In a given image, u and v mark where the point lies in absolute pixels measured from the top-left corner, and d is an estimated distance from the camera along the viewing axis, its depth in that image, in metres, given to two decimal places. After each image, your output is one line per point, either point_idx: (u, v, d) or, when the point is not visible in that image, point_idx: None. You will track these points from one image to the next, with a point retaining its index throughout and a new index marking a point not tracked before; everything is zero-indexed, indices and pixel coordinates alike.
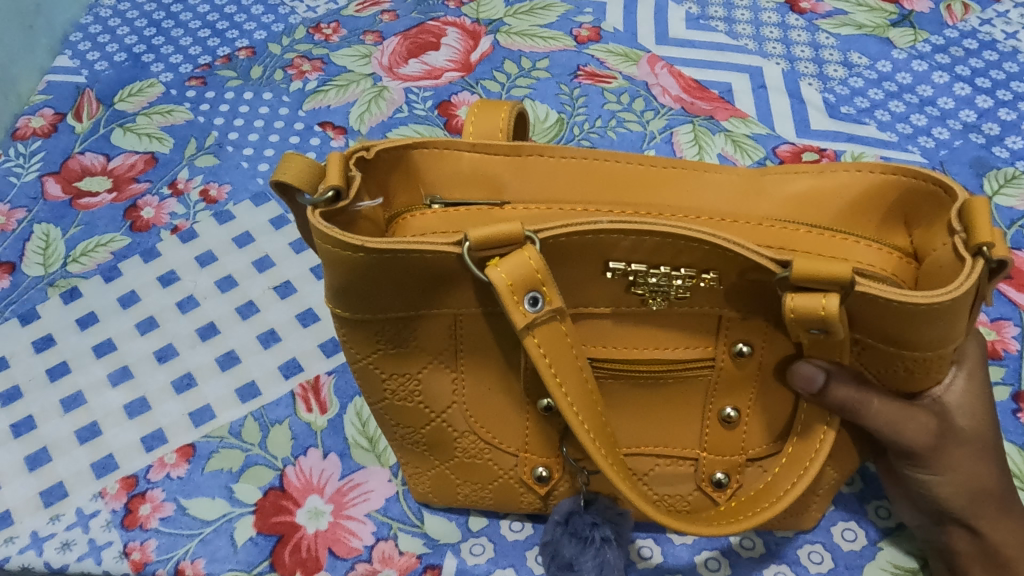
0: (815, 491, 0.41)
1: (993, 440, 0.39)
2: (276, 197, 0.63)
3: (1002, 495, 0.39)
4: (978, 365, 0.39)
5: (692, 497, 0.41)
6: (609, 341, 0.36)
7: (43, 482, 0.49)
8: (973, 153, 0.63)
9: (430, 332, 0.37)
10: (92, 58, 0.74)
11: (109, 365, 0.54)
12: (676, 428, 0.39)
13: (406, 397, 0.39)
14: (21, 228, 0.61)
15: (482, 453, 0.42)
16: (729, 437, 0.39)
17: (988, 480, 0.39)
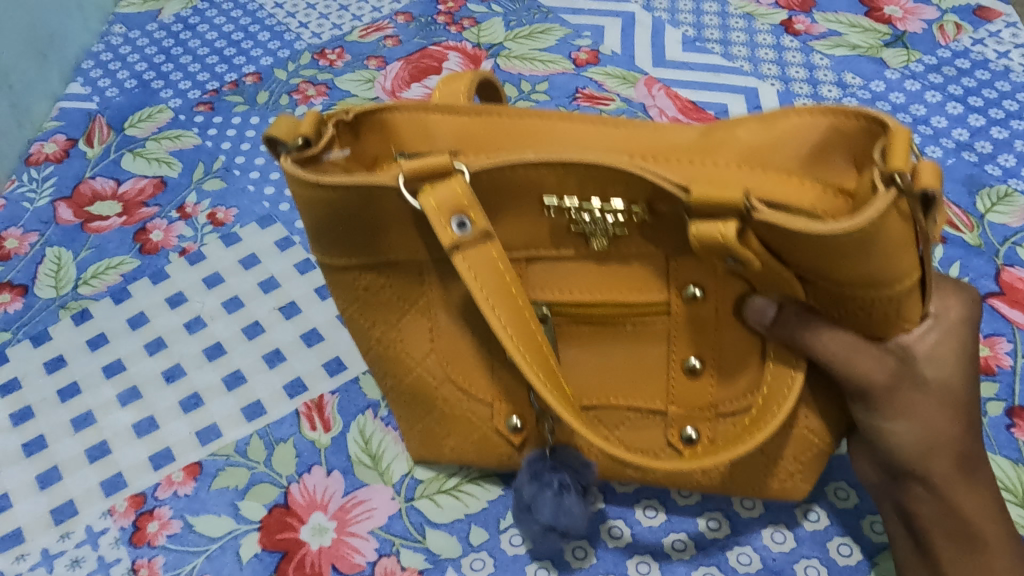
0: (795, 452, 0.42)
1: (970, 403, 0.38)
2: (281, 219, 0.64)
3: (967, 456, 0.38)
4: (960, 323, 0.38)
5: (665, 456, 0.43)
6: (562, 288, 0.38)
7: (53, 500, 0.50)
8: (966, 171, 0.64)
9: (400, 277, 0.39)
10: (103, 85, 0.76)
11: (119, 385, 0.55)
12: (643, 380, 0.41)
13: (390, 344, 0.43)
14: (34, 252, 0.63)
15: (459, 401, 0.44)
16: (697, 390, 0.40)
17: (952, 438, 0.37)
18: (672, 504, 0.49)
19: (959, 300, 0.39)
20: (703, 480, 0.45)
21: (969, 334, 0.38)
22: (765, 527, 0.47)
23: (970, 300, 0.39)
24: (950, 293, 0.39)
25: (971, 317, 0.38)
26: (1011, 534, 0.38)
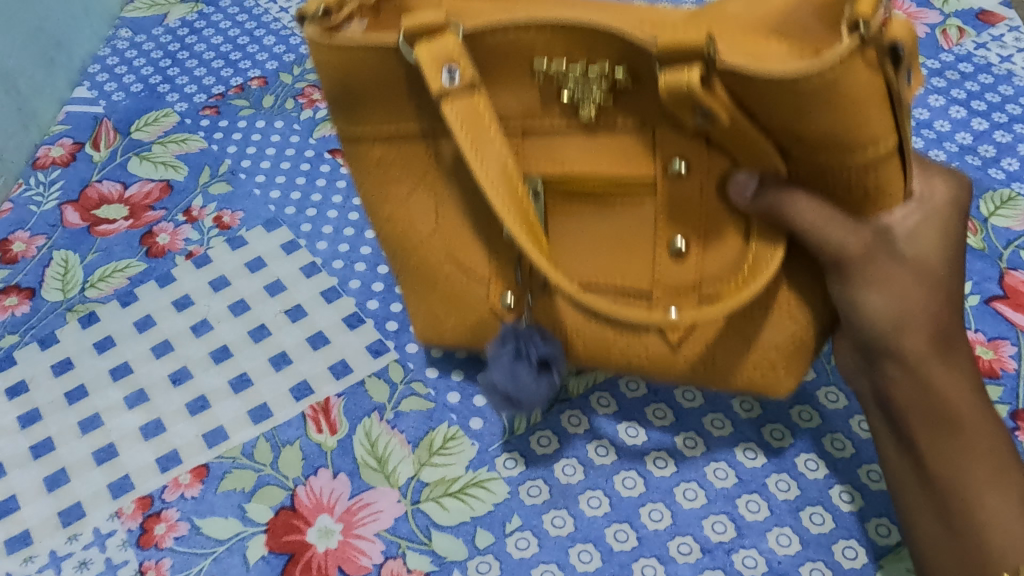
0: (778, 342, 0.43)
1: (950, 281, 0.39)
2: (287, 223, 0.64)
3: (943, 335, 0.39)
4: (945, 202, 0.39)
5: (651, 339, 0.45)
6: (553, 160, 0.40)
7: (61, 502, 0.51)
8: (969, 175, 0.64)
9: (407, 150, 0.42)
10: (110, 88, 0.76)
11: (126, 388, 0.55)
12: (630, 258, 0.43)
13: (396, 218, 0.45)
14: (41, 255, 0.63)
15: (460, 279, 0.47)
16: (681, 274, 0.42)
17: (926, 313, 0.39)
18: (678, 507, 0.48)
19: (947, 180, 0.40)
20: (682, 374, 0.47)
21: (952, 214, 0.39)
22: (771, 530, 0.47)
23: (959, 182, 0.41)
24: (939, 173, 0.40)
25: (958, 200, 0.40)
26: (988, 416, 0.39)
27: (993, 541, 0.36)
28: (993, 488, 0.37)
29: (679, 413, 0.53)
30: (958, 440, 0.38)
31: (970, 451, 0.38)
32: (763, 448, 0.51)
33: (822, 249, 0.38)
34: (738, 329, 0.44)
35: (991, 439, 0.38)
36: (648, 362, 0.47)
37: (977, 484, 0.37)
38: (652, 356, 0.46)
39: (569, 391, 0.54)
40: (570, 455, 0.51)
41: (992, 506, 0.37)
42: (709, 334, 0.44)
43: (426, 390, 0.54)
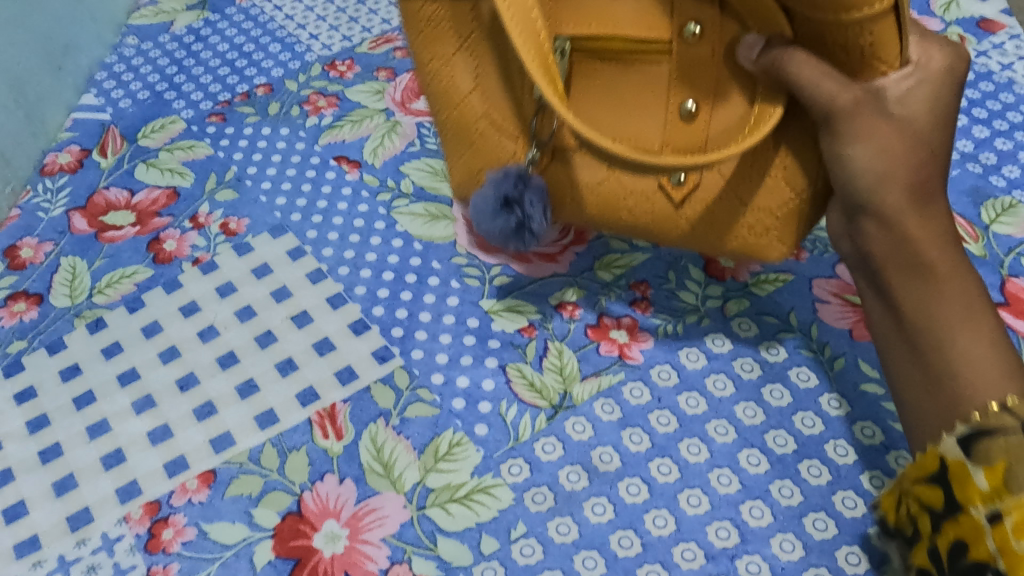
0: (773, 207, 0.48)
1: (936, 140, 0.41)
2: (293, 229, 0.65)
3: (920, 183, 0.41)
4: (938, 69, 0.42)
5: (656, 197, 0.51)
6: (582, 23, 0.45)
7: (69, 507, 0.51)
8: (971, 182, 0.65)
9: (455, 15, 0.48)
10: (117, 95, 0.77)
11: (133, 394, 0.56)
12: (646, 113, 0.47)
13: (442, 78, 0.51)
14: (49, 261, 0.64)
15: (491, 136, 0.52)
16: (690, 135, 0.46)
17: (904, 164, 0.40)
18: (682, 513, 0.49)
19: (945, 50, 0.42)
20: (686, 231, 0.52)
21: (948, 81, 0.42)
22: (774, 536, 0.48)
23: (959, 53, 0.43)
24: (937, 43, 0.42)
25: (953, 69, 0.42)
26: (964, 263, 0.40)
27: (962, 380, 0.37)
28: (963, 327, 0.38)
29: (683, 420, 0.53)
30: (929, 285, 0.40)
31: (944, 299, 0.39)
32: (765, 453, 0.51)
33: (814, 104, 0.41)
34: (737, 193, 0.49)
35: (962, 283, 0.39)
36: (652, 218, 0.52)
37: (947, 328, 0.39)
38: (657, 212, 0.51)
39: (573, 398, 0.54)
40: (574, 461, 0.51)
41: (961, 345, 0.38)
42: (711, 194, 0.49)
43: (432, 396, 0.55)
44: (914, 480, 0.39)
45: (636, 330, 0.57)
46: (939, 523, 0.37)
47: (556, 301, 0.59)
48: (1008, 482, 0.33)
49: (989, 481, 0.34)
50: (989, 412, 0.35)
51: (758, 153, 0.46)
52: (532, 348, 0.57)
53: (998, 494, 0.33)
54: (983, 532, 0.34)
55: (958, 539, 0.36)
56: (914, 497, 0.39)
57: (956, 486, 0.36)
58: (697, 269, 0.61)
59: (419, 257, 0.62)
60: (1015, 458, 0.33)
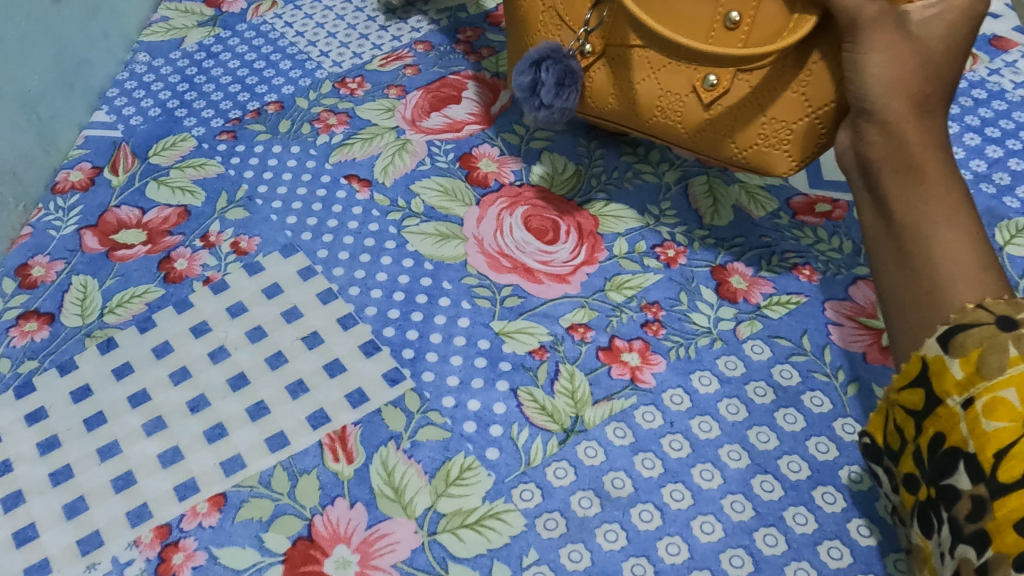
0: (791, 118, 0.52)
1: (947, 61, 0.44)
2: (304, 248, 0.65)
3: (922, 98, 0.44)
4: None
5: (688, 98, 0.55)
6: None
7: (80, 530, 0.51)
8: (984, 203, 0.65)
9: None
10: (128, 113, 0.77)
11: (144, 415, 0.56)
12: (692, 16, 0.50)
13: None
14: (60, 280, 0.64)
15: (554, 30, 0.60)
16: (730, 41, 0.50)
17: (910, 78, 0.44)
18: (695, 541, 0.48)
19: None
20: (702, 142, 0.57)
21: (971, 11, 0.43)
22: (788, 564, 0.47)
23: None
24: None
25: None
26: (958, 176, 0.42)
27: (939, 277, 0.39)
28: (946, 228, 0.40)
29: (695, 444, 0.52)
30: (920, 187, 0.42)
31: (936, 198, 0.41)
32: (779, 480, 0.51)
33: (844, 15, 0.45)
34: (761, 100, 0.52)
35: (952, 189, 0.41)
36: (679, 120, 0.57)
37: (932, 229, 0.40)
38: (683, 113, 0.56)
39: (584, 422, 0.54)
40: (586, 487, 0.51)
41: (944, 243, 0.40)
42: (737, 100, 0.53)
43: (443, 419, 0.54)
44: (895, 389, 0.41)
45: (648, 353, 0.57)
46: (922, 421, 0.39)
47: (567, 323, 0.59)
48: (981, 368, 0.35)
49: (963, 370, 0.36)
50: (965, 310, 0.37)
51: (787, 68, 0.50)
52: (544, 371, 0.56)
53: (971, 381, 0.35)
54: (961, 419, 0.36)
55: (937, 432, 0.37)
56: (894, 404, 0.41)
57: (935, 382, 0.38)
58: (709, 290, 0.60)
59: (429, 277, 0.62)
60: (987, 343, 0.35)
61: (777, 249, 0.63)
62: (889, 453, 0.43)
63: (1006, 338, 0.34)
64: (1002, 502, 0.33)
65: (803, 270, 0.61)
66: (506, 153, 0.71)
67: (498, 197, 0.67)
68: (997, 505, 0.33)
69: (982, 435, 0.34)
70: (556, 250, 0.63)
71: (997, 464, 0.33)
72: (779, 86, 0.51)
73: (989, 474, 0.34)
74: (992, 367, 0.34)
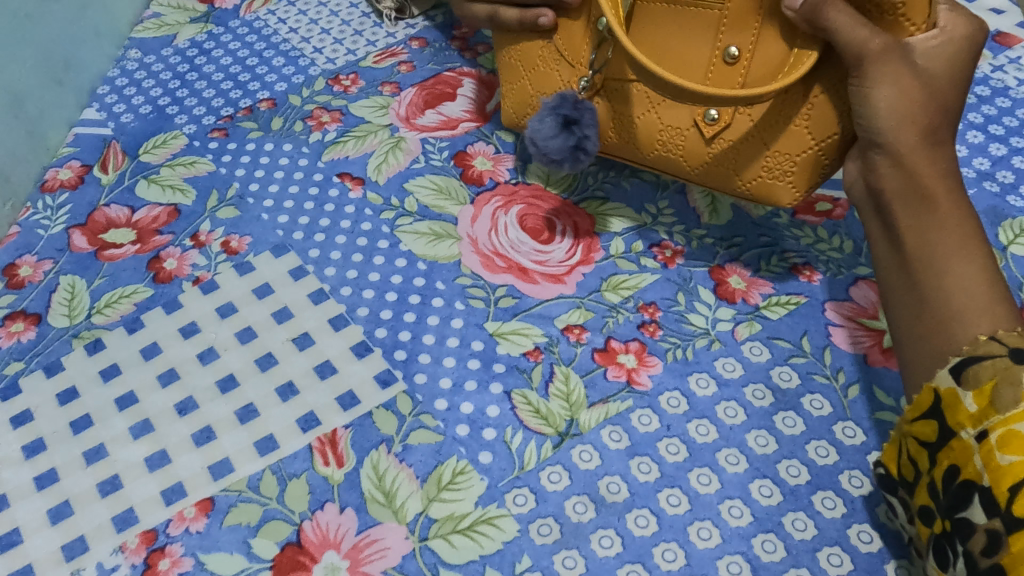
0: (795, 151, 0.52)
1: (949, 93, 0.46)
2: (296, 248, 0.64)
3: (929, 129, 0.45)
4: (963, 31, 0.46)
5: (689, 132, 0.54)
6: None
7: (65, 535, 0.50)
8: (987, 202, 0.63)
9: None
10: (119, 110, 0.76)
11: (131, 418, 0.55)
12: (693, 50, 0.51)
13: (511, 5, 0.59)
14: (48, 280, 0.63)
15: (550, 63, 0.59)
16: (730, 76, 0.50)
17: (919, 108, 0.45)
18: (692, 547, 0.47)
19: (970, 19, 0.46)
20: (705, 173, 0.56)
21: (968, 48, 0.46)
22: (788, 571, 0.46)
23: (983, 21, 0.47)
24: (963, 12, 0.47)
25: (975, 36, 0.46)
26: (964, 205, 0.44)
27: (953, 305, 0.41)
28: (959, 258, 0.42)
29: (693, 448, 0.51)
30: (931, 218, 0.44)
31: (944, 230, 0.43)
32: (778, 484, 0.50)
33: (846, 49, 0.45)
34: (763, 134, 0.52)
35: (961, 220, 0.44)
36: (684, 156, 0.56)
37: (944, 258, 0.43)
38: (687, 147, 0.55)
39: (580, 425, 0.53)
40: (581, 492, 0.50)
41: (956, 274, 0.42)
42: (739, 134, 0.53)
43: (435, 422, 0.53)
44: (908, 420, 0.42)
45: (645, 354, 0.56)
46: (936, 454, 0.40)
47: (562, 324, 0.58)
48: (995, 402, 0.36)
49: (977, 403, 0.37)
50: (978, 341, 0.39)
51: (789, 101, 0.50)
52: (538, 373, 0.55)
53: (985, 414, 0.37)
54: (975, 452, 0.37)
55: (951, 464, 0.38)
56: (908, 435, 0.42)
57: (949, 414, 0.39)
58: (707, 290, 0.59)
59: (423, 277, 0.61)
60: (1002, 377, 0.36)
61: (777, 248, 0.61)
62: (903, 484, 0.43)
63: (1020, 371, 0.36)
64: (1016, 536, 0.33)
65: (803, 270, 0.60)
66: (501, 152, 0.70)
67: (493, 195, 0.66)
68: (1012, 539, 0.34)
69: (997, 469, 0.35)
70: (552, 250, 0.62)
71: (1012, 497, 0.34)
72: (780, 120, 0.51)
73: (1003, 507, 0.35)
74: (1006, 401, 0.36)
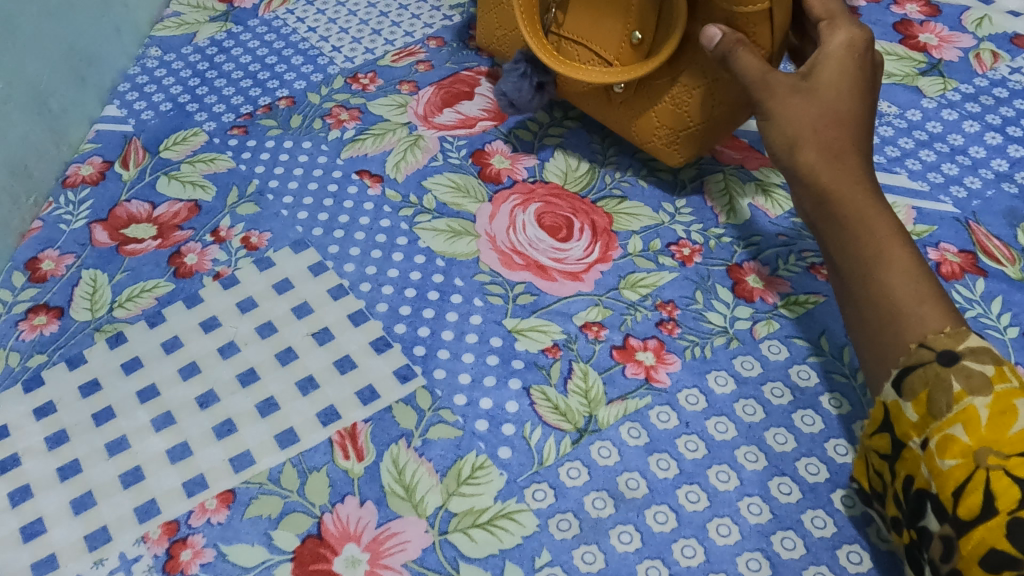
0: (675, 126, 0.62)
1: (850, 104, 0.49)
2: (315, 244, 0.64)
3: (837, 143, 0.48)
4: (841, 47, 0.51)
5: (602, 95, 0.65)
6: None
7: (87, 525, 0.50)
8: (1006, 204, 0.63)
9: None
10: (139, 107, 0.77)
11: (153, 410, 0.55)
12: (603, 30, 0.60)
13: None
14: (70, 273, 0.64)
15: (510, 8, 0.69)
16: (632, 55, 0.59)
17: (824, 128, 0.49)
18: (711, 543, 0.48)
19: (854, 31, 0.51)
20: (619, 128, 0.66)
21: (856, 57, 0.51)
22: (807, 569, 0.46)
23: (861, 33, 0.51)
24: (845, 24, 0.52)
25: (856, 43, 0.51)
26: (883, 211, 0.46)
27: (884, 316, 0.42)
28: (884, 266, 0.43)
29: (711, 445, 0.51)
30: (852, 232, 0.46)
31: (865, 239, 0.45)
32: (797, 482, 0.50)
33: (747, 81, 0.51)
34: (653, 108, 0.62)
35: (879, 225, 0.45)
36: (599, 111, 0.67)
37: (865, 264, 0.44)
38: (602, 104, 0.66)
39: (598, 421, 0.53)
40: (600, 487, 0.50)
41: (884, 279, 0.43)
42: (639, 105, 0.63)
43: (455, 417, 0.54)
44: (867, 434, 0.43)
45: (663, 352, 0.56)
46: (894, 464, 0.41)
47: (581, 321, 0.58)
48: (932, 408, 0.38)
49: (918, 412, 0.39)
50: (911, 350, 0.40)
51: (675, 87, 0.60)
52: (557, 369, 0.56)
53: (925, 421, 0.39)
54: (921, 460, 0.39)
55: (907, 474, 0.40)
56: (869, 450, 0.43)
57: (897, 425, 0.41)
58: (725, 289, 0.60)
59: (441, 274, 0.62)
60: (933, 384, 0.38)
61: (795, 247, 0.62)
62: (876, 497, 0.44)
63: (949, 375, 0.38)
64: (966, 539, 0.35)
65: (821, 270, 0.60)
66: (519, 150, 0.70)
67: (511, 193, 0.67)
68: (961, 542, 0.36)
69: (941, 474, 0.37)
70: (570, 248, 0.62)
71: (957, 501, 0.36)
72: (660, 97, 0.61)
73: (951, 512, 0.37)
74: (941, 406, 0.38)
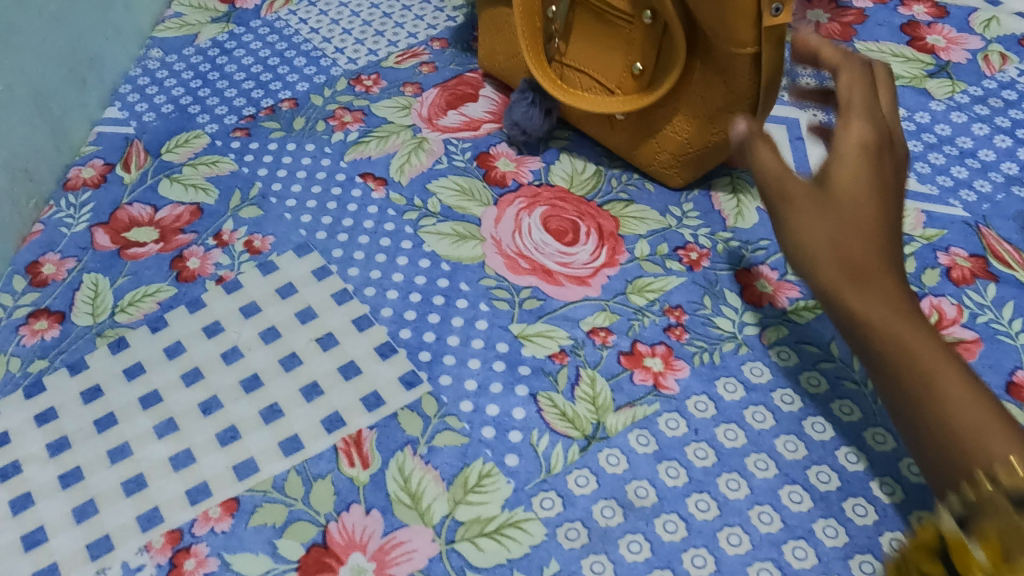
0: (675, 152, 0.63)
1: (874, 210, 0.39)
2: (319, 248, 0.64)
3: (861, 257, 0.38)
4: (854, 145, 0.41)
5: (603, 123, 0.67)
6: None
7: (89, 534, 0.50)
8: (1016, 207, 0.63)
9: None
10: (141, 109, 0.76)
11: (155, 417, 0.55)
12: (605, 62, 0.63)
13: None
14: (71, 278, 0.63)
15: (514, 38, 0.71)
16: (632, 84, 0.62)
17: (844, 239, 0.38)
18: (722, 553, 0.47)
19: (869, 121, 0.42)
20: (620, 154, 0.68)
21: (876, 156, 0.41)
22: None
23: (876, 130, 0.42)
24: (861, 113, 0.43)
25: (878, 136, 0.42)
26: (926, 333, 0.35)
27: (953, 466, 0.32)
28: (935, 405, 0.33)
29: (721, 453, 0.51)
30: (889, 367, 0.35)
31: (906, 381, 0.34)
32: (809, 491, 0.49)
33: (766, 177, 0.43)
34: (653, 136, 0.64)
35: (928, 355, 0.34)
36: (601, 137, 0.68)
37: (910, 399, 0.34)
38: (605, 130, 0.67)
39: (606, 429, 0.52)
40: (608, 496, 0.49)
41: (940, 409, 0.33)
42: (638, 133, 0.65)
43: (461, 424, 0.53)
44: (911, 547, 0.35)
45: (672, 358, 0.56)
46: None
47: (588, 326, 0.57)
48: (1010, 561, 0.28)
49: (991, 560, 0.29)
50: (982, 490, 0.31)
51: (673, 118, 0.62)
52: (564, 376, 0.55)
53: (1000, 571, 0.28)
54: None
55: None
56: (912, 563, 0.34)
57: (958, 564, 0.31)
58: (734, 294, 0.59)
59: (447, 278, 0.61)
60: (1010, 533, 0.29)
61: None
62: None
63: None
64: None
65: None
66: (525, 153, 0.70)
67: (516, 197, 0.66)
68: None
69: None
70: (576, 252, 0.62)
71: None
72: (661, 125, 0.63)
73: None
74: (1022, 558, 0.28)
